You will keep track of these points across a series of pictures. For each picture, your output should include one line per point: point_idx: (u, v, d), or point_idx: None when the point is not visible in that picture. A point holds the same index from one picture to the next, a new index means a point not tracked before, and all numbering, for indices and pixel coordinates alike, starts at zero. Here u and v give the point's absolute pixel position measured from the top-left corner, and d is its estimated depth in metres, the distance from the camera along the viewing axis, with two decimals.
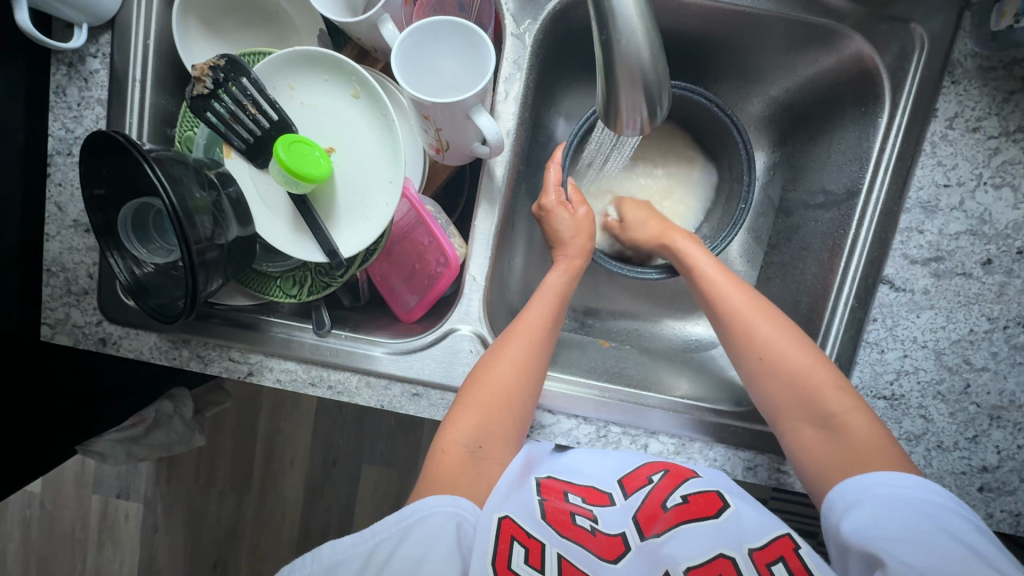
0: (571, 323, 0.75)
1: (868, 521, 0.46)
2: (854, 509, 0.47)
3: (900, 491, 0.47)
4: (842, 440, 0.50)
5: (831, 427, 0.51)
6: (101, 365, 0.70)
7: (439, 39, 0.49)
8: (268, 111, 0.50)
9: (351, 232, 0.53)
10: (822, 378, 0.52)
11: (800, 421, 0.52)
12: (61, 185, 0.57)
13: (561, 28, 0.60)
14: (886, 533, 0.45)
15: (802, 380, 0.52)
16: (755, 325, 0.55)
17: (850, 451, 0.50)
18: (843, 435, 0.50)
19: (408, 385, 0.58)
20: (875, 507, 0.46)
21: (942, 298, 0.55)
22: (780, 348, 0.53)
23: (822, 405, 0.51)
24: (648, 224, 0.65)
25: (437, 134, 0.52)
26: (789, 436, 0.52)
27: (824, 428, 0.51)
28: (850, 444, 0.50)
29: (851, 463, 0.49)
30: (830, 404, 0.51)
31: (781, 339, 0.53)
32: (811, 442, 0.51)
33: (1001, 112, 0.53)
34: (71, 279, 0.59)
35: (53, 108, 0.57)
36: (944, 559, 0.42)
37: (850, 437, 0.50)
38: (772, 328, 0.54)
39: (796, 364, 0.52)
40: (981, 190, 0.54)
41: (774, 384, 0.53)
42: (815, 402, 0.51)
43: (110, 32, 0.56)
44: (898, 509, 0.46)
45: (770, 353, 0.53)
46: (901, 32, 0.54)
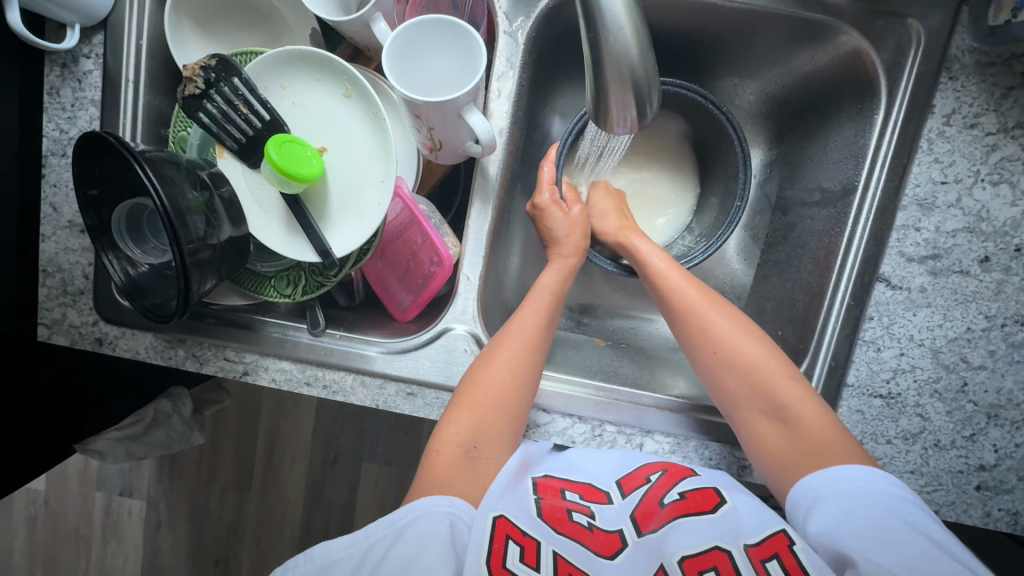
0: (567, 322, 0.75)
1: (834, 520, 0.46)
2: (819, 507, 0.48)
3: (863, 487, 0.47)
4: (795, 429, 0.51)
5: (783, 416, 0.51)
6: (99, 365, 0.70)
7: (431, 37, 0.49)
8: (260, 110, 0.50)
9: (345, 231, 0.53)
10: (770, 367, 0.53)
11: (754, 412, 0.52)
12: (56, 186, 0.57)
13: (555, 26, 0.60)
14: (853, 532, 0.45)
15: (754, 372, 0.53)
16: (709, 317, 0.55)
17: (804, 440, 0.50)
18: (796, 424, 0.51)
19: (403, 384, 0.58)
20: (840, 505, 0.47)
21: (939, 296, 0.54)
22: (729, 340, 0.54)
23: (773, 394, 0.52)
24: (609, 218, 0.65)
25: (429, 133, 0.52)
26: (744, 429, 0.53)
27: (776, 419, 0.52)
28: (803, 432, 0.50)
29: (804, 451, 0.50)
30: (779, 392, 0.52)
31: (728, 331, 0.55)
32: (766, 433, 0.52)
33: (999, 108, 0.52)
34: (67, 280, 0.59)
35: (47, 109, 0.57)
36: (908, 552, 0.43)
37: (801, 425, 0.51)
38: (723, 320, 0.55)
39: (745, 356, 0.53)
40: (979, 187, 0.53)
41: (726, 375, 0.54)
42: (766, 393, 0.52)
43: (103, 33, 0.56)
44: (861, 506, 0.46)
45: (722, 345, 0.54)
46: (898, 27, 0.53)
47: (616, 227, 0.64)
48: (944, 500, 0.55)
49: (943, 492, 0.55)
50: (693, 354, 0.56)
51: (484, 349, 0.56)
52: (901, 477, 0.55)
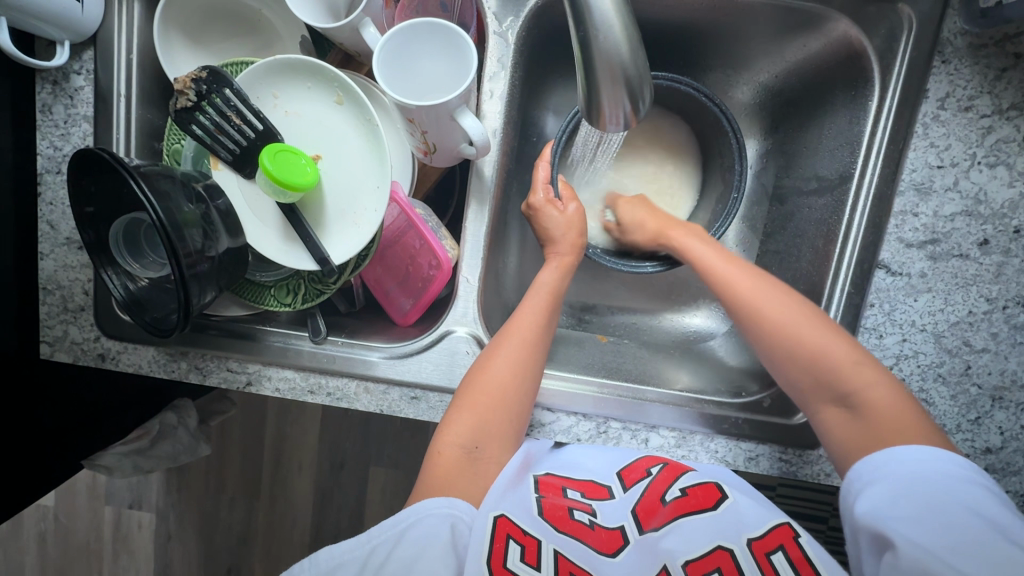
0: (568, 319, 0.75)
1: (882, 500, 0.46)
2: (875, 486, 0.47)
3: (923, 470, 0.46)
4: (864, 415, 0.49)
5: (854, 404, 0.50)
6: (101, 380, 0.70)
7: (422, 40, 0.49)
8: (254, 121, 0.50)
9: (341, 238, 0.53)
10: (835, 352, 0.51)
11: (821, 399, 0.51)
12: (52, 204, 0.58)
13: (544, 25, 0.59)
14: (898, 512, 0.44)
15: (829, 362, 0.51)
16: (767, 304, 0.54)
17: (872, 428, 0.49)
18: (865, 411, 0.50)
19: (407, 389, 0.59)
20: (891, 484, 0.46)
21: (940, 281, 0.54)
22: (786, 326, 0.53)
23: (841, 382, 0.50)
24: (645, 219, 0.64)
25: (424, 137, 0.52)
26: (813, 413, 0.52)
27: (846, 406, 0.50)
28: (872, 419, 0.49)
29: (876, 436, 0.49)
30: (845, 376, 0.50)
31: (790, 318, 0.53)
32: (836, 422, 0.51)
33: (993, 90, 0.52)
34: (67, 297, 0.59)
35: (41, 127, 0.57)
36: (959, 537, 0.42)
37: (870, 408, 0.49)
38: (785, 308, 0.53)
39: (809, 344, 0.52)
40: (975, 169, 0.53)
41: (793, 361, 0.52)
42: (833, 380, 0.51)
43: (92, 48, 0.56)
44: (918, 487, 0.45)
45: (784, 333, 0.52)
46: (889, 13, 0.53)
47: (654, 225, 0.63)
48: None
49: None
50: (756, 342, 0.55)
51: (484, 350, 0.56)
52: None
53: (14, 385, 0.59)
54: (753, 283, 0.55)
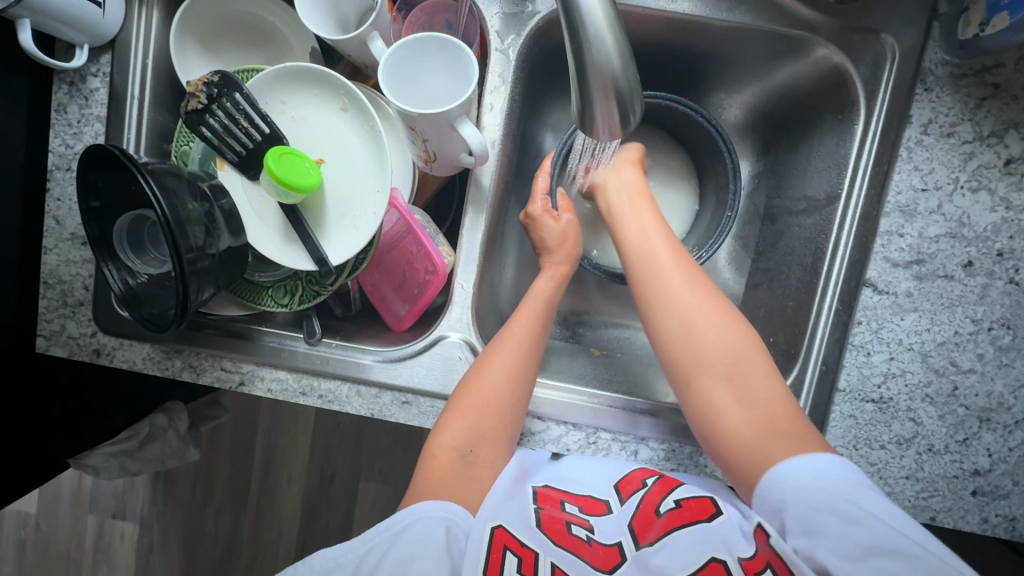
0: (562, 332, 0.75)
1: (801, 514, 0.46)
2: (786, 504, 0.47)
3: (811, 478, 0.46)
4: (760, 407, 0.50)
5: (748, 394, 0.51)
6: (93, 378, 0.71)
7: (424, 54, 0.51)
8: (261, 124, 0.52)
9: (340, 239, 0.54)
10: (740, 342, 0.52)
11: (715, 383, 0.51)
12: (60, 200, 0.59)
13: (544, 44, 0.61)
14: (817, 529, 0.45)
15: (706, 346, 0.52)
16: (670, 276, 0.55)
17: (766, 416, 0.50)
18: (759, 402, 0.50)
19: (399, 394, 0.59)
20: (804, 498, 0.46)
21: (925, 301, 0.56)
22: (685, 296, 0.54)
23: (741, 371, 0.51)
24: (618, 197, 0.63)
25: (425, 145, 0.53)
26: (705, 403, 0.52)
27: (742, 396, 0.51)
28: (765, 408, 0.50)
29: (765, 424, 0.49)
30: (748, 371, 0.51)
31: (690, 290, 0.54)
32: (728, 411, 0.51)
33: (974, 118, 0.54)
34: (68, 292, 0.61)
35: (54, 125, 0.59)
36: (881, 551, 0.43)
37: (766, 404, 0.50)
38: (684, 281, 0.55)
39: (710, 330, 0.52)
40: (959, 194, 0.54)
41: (689, 350, 0.53)
42: (741, 365, 0.51)
43: (110, 52, 0.58)
44: (822, 495, 0.46)
45: (680, 300, 0.54)
46: (873, 42, 0.55)
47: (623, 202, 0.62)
48: (940, 506, 0.55)
49: (938, 498, 0.55)
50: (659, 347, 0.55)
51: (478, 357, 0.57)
52: (896, 484, 0.56)
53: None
54: (684, 320, 0.53)
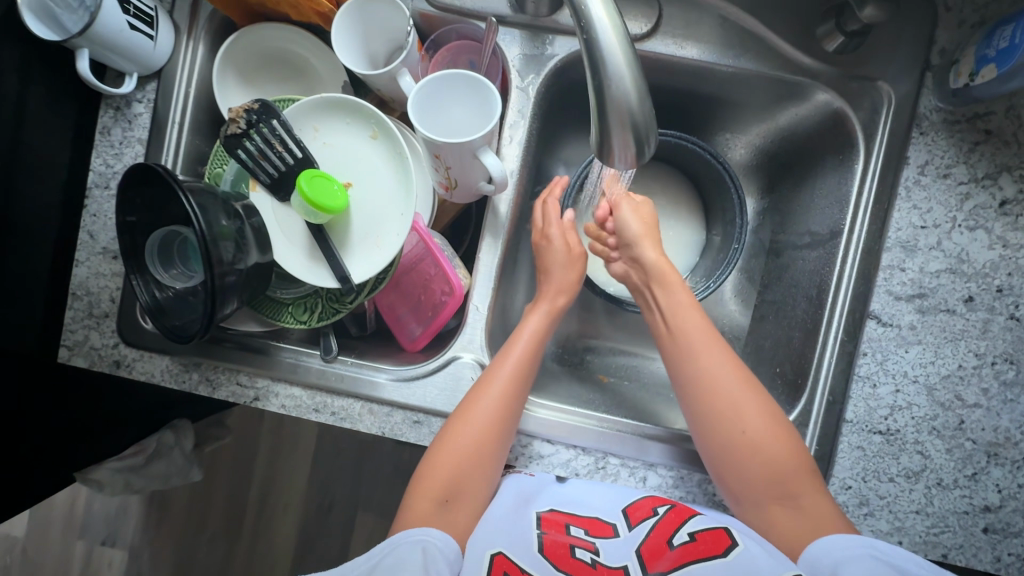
0: (571, 359, 0.76)
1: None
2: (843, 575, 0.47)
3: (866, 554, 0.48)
4: (805, 514, 0.51)
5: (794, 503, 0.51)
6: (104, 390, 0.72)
7: (450, 89, 0.55)
8: (294, 149, 0.55)
9: (363, 259, 0.56)
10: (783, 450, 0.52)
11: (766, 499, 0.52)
12: (95, 216, 0.62)
13: (560, 84, 0.65)
14: None
15: (754, 454, 0.52)
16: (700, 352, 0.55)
17: (810, 522, 0.50)
18: (804, 510, 0.51)
19: (410, 413, 0.60)
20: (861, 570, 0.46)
21: (929, 334, 0.57)
22: (719, 381, 0.54)
23: (786, 484, 0.51)
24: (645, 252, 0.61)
25: (447, 172, 0.56)
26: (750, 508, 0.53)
27: (786, 503, 0.51)
28: (811, 516, 0.50)
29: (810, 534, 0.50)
30: (795, 482, 0.51)
31: (730, 381, 0.54)
32: (777, 516, 0.52)
33: (968, 160, 0.57)
34: (94, 303, 0.63)
35: (97, 146, 0.62)
36: None
37: (811, 514, 0.51)
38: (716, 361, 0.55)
39: (753, 434, 0.52)
40: (957, 232, 0.57)
41: (730, 450, 0.52)
42: (782, 484, 0.51)
43: (155, 80, 0.62)
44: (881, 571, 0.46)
45: (716, 398, 0.53)
46: (870, 89, 0.58)
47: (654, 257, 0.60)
48: (951, 542, 0.55)
49: (949, 534, 0.55)
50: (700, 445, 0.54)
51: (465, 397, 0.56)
52: (906, 518, 0.56)
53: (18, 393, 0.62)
54: (742, 444, 0.52)
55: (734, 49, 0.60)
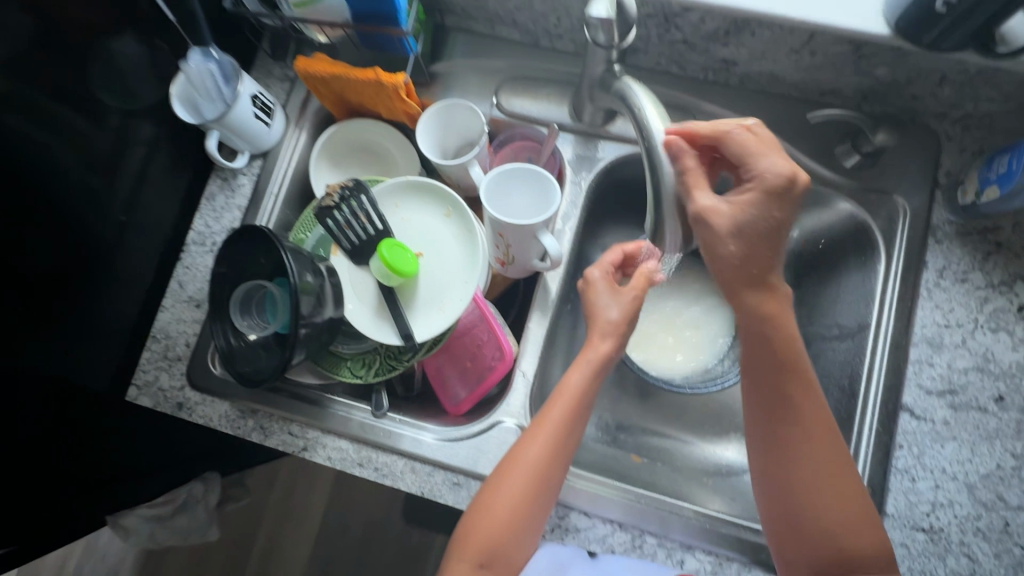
0: (604, 436, 0.77)
1: None
2: None
3: None
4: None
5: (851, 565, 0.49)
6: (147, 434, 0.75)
7: (514, 179, 0.63)
8: (377, 221, 0.62)
9: (427, 320, 0.62)
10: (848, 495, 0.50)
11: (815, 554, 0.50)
12: (188, 268, 0.69)
13: (606, 181, 0.74)
14: None
15: (814, 498, 0.50)
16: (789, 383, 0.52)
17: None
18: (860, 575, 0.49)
19: (451, 474, 0.62)
20: None
21: (964, 430, 0.58)
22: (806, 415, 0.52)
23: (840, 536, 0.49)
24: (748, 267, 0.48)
25: (506, 249, 0.63)
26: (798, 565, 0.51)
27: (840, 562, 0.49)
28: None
29: None
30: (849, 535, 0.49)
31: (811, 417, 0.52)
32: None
33: (984, 268, 0.62)
34: (169, 346, 0.68)
35: (202, 209, 0.71)
36: None
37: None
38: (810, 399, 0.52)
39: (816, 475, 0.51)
40: (980, 332, 0.60)
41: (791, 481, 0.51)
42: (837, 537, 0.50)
43: (261, 159, 0.72)
44: None
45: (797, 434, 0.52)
46: (886, 200, 0.65)
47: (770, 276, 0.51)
48: None
49: None
50: (763, 477, 0.53)
51: (505, 457, 0.57)
52: None
53: (77, 433, 0.67)
54: (814, 522, 0.50)
55: None
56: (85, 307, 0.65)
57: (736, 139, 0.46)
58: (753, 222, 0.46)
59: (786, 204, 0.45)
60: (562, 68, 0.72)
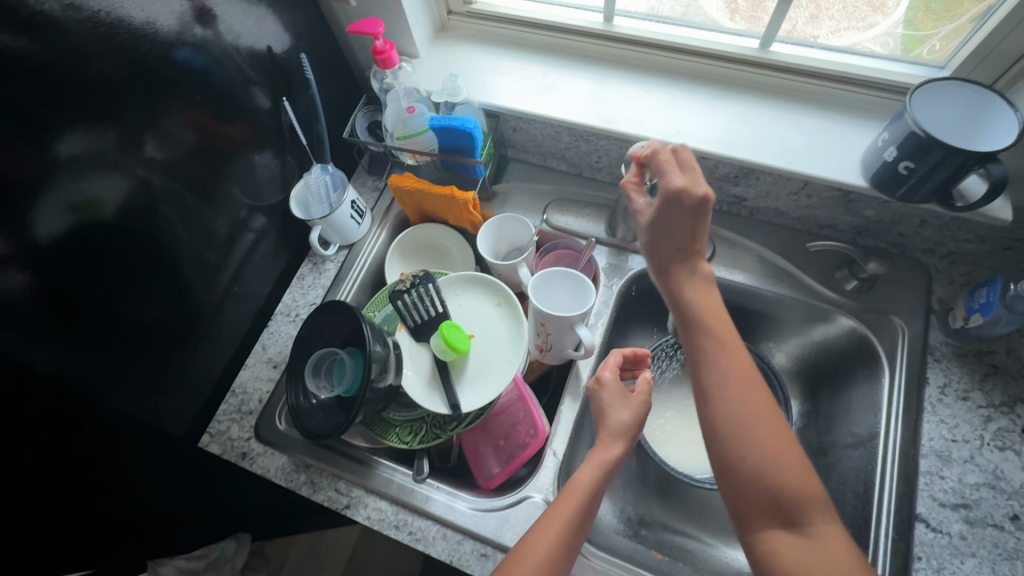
0: (626, 530, 0.78)
1: None
2: None
3: None
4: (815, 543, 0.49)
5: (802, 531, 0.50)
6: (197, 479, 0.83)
7: (556, 278, 0.74)
8: (438, 305, 0.74)
9: (473, 393, 0.71)
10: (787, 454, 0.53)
11: (765, 518, 0.51)
12: (272, 334, 0.84)
13: (635, 288, 0.85)
14: None
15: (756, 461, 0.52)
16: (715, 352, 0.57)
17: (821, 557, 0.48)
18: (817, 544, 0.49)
19: (479, 544, 0.66)
20: None
21: (982, 547, 0.59)
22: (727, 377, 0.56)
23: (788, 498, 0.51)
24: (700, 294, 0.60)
25: (546, 337, 0.71)
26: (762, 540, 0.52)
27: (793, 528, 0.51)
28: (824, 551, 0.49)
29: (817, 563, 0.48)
30: (795, 494, 0.51)
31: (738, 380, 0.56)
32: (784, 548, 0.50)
33: (983, 388, 0.67)
34: (245, 401, 0.79)
35: (291, 288, 0.88)
36: None
37: (823, 547, 0.49)
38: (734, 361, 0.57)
39: (752, 435, 0.53)
40: (986, 449, 0.64)
41: (731, 440, 0.54)
42: (787, 503, 0.51)
43: (347, 250, 0.87)
44: None
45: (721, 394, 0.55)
46: (886, 321, 0.73)
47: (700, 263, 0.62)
48: None
49: None
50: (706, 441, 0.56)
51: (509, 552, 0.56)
52: None
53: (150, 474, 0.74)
54: (746, 464, 0.52)
55: (771, 279, 0.79)
56: (192, 364, 0.75)
57: (665, 160, 0.59)
58: (670, 216, 0.59)
59: (678, 211, 0.58)
60: (601, 194, 0.87)
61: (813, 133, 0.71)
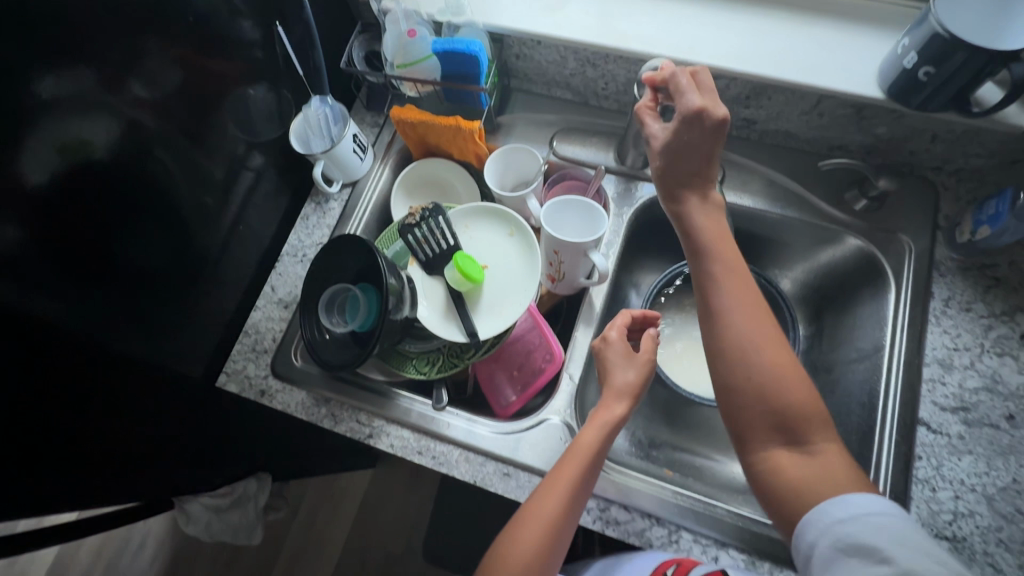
0: (638, 451, 0.82)
1: None
2: None
3: None
4: (817, 459, 0.52)
5: (805, 447, 0.52)
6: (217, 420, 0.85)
7: (567, 207, 0.73)
8: (450, 237, 0.73)
9: (489, 322, 0.72)
10: (789, 377, 0.54)
11: (768, 437, 0.53)
12: (281, 275, 0.82)
13: (644, 217, 0.85)
14: None
15: (757, 384, 0.54)
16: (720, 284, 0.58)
17: (827, 470, 0.51)
18: (818, 458, 0.52)
19: (502, 465, 0.68)
20: None
21: (978, 445, 0.63)
22: (732, 308, 0.57)
23: (790, 417, 0.53)
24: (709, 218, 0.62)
25: (559, 266, 0.71)
26: (763, 460, 0.54)
27: (796, 447, 0.53)
28: (826, 465, 0.51)
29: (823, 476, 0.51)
30: (795, 412, 0.53)
31: (742, 309, 0.57)
32: (787, 464, 0.52)
33: (985, 299, 0.69)
34: (258, 340, 0.78)
35: (297, 227, 0.85)
36: None
37: (826, 462, 0.52)
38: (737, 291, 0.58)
39: (756, 359, 0.55)
40: (986, 355, 0.67)
41: (736, 366, 0.55)
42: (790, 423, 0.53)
43: (350, 187, 0.86)
44: None
45: (727, 322, 0.57)
46: (893, 239, 0.74)
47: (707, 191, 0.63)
48: None
49: None
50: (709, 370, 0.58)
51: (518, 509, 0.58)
52: None
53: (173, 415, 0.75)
54: (747, 385, 0.54)
55: (780, 202, 0.79)
56: (203, 306, 0.75)
57: (683, 81, 0.59)
58: (689, 137, 0.60)
59: (697, 131, 0.59)
60: (609, 122, 0.85)
61: (829, 47, 0.69)
